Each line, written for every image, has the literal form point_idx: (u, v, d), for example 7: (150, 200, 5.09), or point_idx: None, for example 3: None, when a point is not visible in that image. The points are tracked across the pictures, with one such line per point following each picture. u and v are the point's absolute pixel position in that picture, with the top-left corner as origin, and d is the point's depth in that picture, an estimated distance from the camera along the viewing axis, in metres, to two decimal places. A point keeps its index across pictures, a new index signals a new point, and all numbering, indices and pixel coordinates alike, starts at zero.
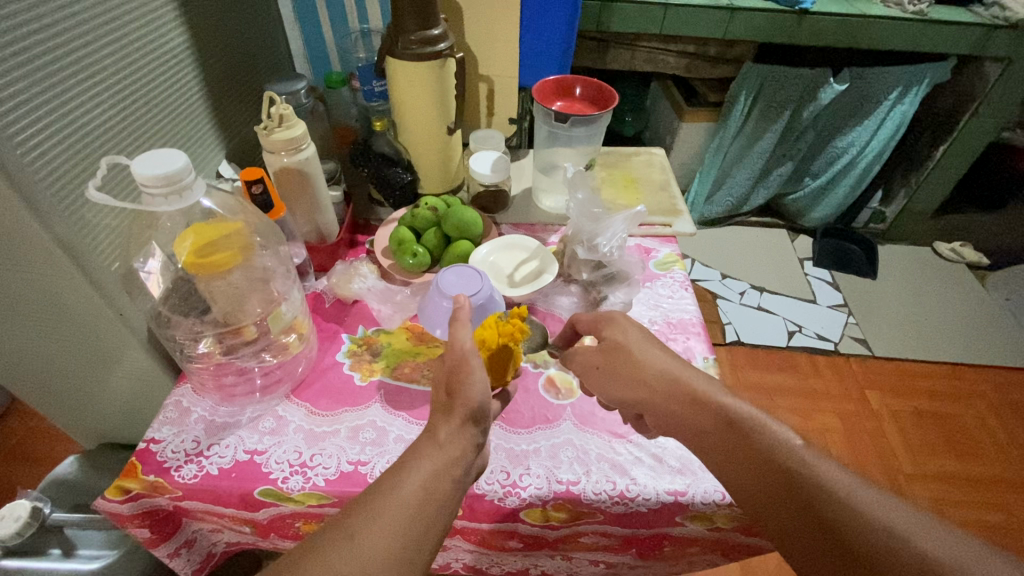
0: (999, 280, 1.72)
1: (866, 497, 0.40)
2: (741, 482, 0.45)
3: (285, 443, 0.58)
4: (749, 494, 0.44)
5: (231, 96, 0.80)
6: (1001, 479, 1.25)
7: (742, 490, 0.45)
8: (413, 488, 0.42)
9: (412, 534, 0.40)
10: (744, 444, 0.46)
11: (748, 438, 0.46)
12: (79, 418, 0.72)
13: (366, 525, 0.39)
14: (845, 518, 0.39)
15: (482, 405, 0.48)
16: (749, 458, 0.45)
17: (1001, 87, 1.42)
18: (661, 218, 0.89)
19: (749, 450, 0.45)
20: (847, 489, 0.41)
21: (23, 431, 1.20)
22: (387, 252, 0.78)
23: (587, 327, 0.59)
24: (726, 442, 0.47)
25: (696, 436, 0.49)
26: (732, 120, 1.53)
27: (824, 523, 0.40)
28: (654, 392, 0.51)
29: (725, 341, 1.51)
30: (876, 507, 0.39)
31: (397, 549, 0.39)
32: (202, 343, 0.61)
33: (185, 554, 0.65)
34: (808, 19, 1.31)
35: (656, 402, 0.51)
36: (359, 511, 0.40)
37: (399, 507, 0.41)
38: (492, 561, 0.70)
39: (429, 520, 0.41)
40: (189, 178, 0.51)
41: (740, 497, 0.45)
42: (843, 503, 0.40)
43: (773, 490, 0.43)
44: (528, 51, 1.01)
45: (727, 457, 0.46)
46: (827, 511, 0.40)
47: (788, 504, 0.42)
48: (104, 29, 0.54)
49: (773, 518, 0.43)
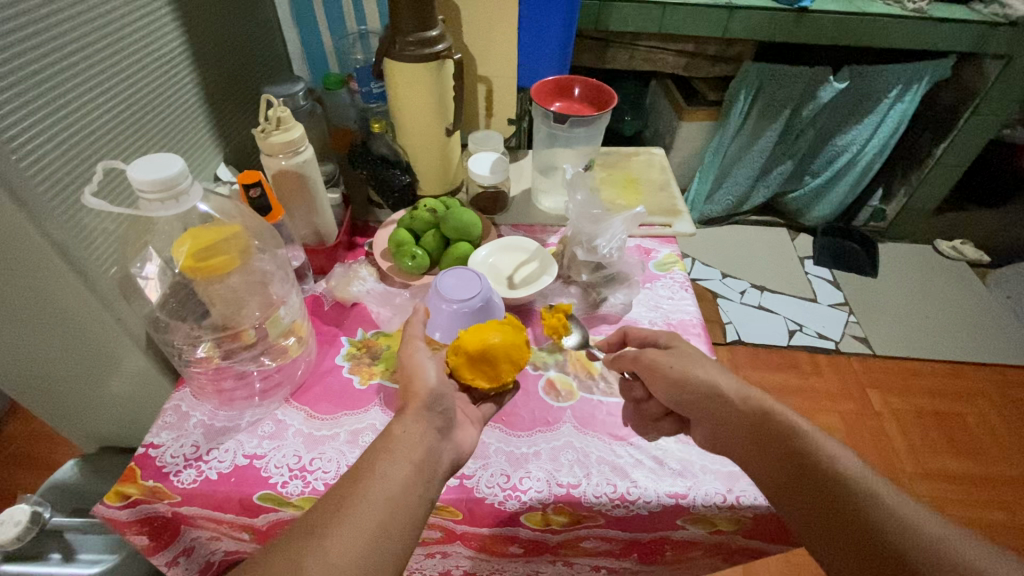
0: (1001, 277, 1.71)
1: (914, 511, 0.39)
2: (782, 486, 0.45)
3: (284, 447, 0.58)
4: (779, 490, 0.45)
5: (229, 98, 0.79)
6: (1004, 479, 1.24)
7: (781, 492, 0.45)
8: (387, 486, 0.42)
9: (377, 532, 0.40)
10: (778, 447, 0.46)
11: (792, 445, 0.46)
12: (78, 424, 0.72)
13: (339, 524, 0.39)
14: (891, 526, 0.39)
15: (440, 393, 0.50)
16: (779, 457, 0.46)
17: (1002, 84, 1.41)
18: (661, 218, 0.89)
19: (793, 457, 0.45)
20: (895, 501, 0.40)
21: (25, 435, 1.20)
22: (386, 254, 0.78)
23: (641, 340, 0.61)
24: (767, 447, 0.47)
25: (735, 436, 0.49)
26: (733, 119, 1.52)
27: (865, 527, 0.40)
28: (705, 393, 0.52)
29: (726, 341, 1.51)
30: (922, 520, 0.39)
31: (359, 547, 0.39)
32: (201, 347, 0.60)
33: (184, 561, 0.65)
34: (807, 16, 1.31)
35: (697, 401, 0.52)
36: (333, 511, 0.40)
37: (373, 505, 0.41)
38: (493, 566, 0.69)
39: (408, 516, 0.42)
40: (185, 183, 0.51)
41: (780, 498, 0.45)
42: (889, 513, 0.40)
43: (802, 487, 0.44)
44: (526, 52, 1.01)
45: (758, 453, 0.47)
46: (870, 517, 0.40)
47: (816, 502, 0.43)
48: (100, 32, 0.54)
49: (810, 520, 0.43)
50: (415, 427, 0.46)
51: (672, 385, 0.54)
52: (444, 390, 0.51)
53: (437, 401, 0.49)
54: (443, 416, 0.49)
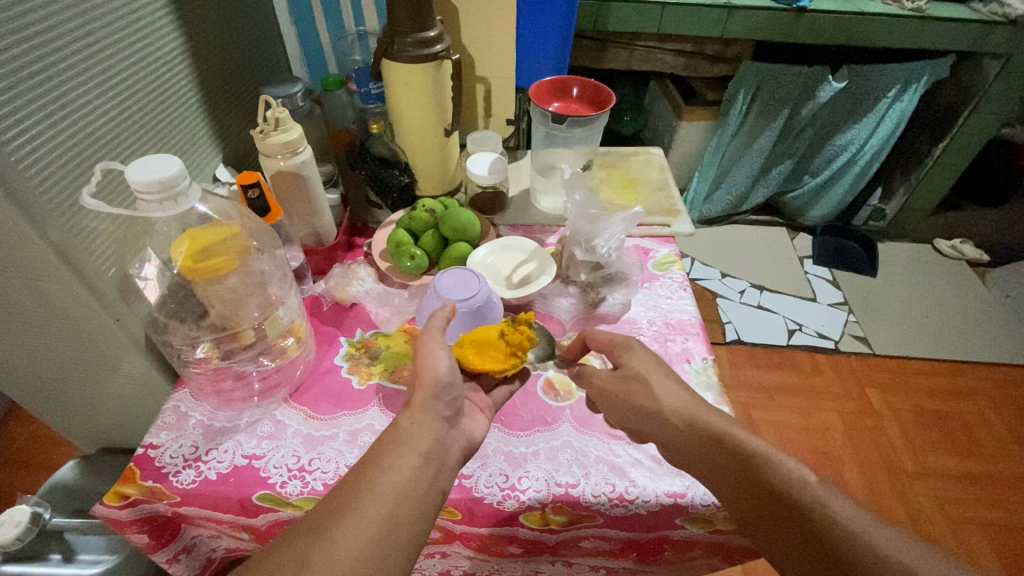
0: (1000, 277, 1.71)
1: (863, 523, 0.39)
2: (746, 513, 0.44)
3: (283, 447, 0.58)
4: (738, 505, 0.45)
5: (228, 99, 0.80)
6: (1001, 477, 1.24)
7: (745, 519, 0.44)
8: (393, 486, 0.42)
9: (379, 532, 0.39)
10: (734, 461, 0.46)
11: (748, 464, 0.45)
12: (77, 425, 0.72)
13: (344, 526, 0.39)
14: (855, 552, 0.38)
15: (451, 384, 0.50)
16: (736, 471, 0.46)
17: (1001, 83, 1.41)
18: (660, 218, 0.89)
19: (752, 483, 0.44)
20: (855, 521, 0.40)
21: (25, 436, 1.20)
22: (385, 255, 0.78)
23: (601, 347, 0.58)
24: (725, 468, 0.46)
25: (693, 462, 0.49)
26: (731, 119, 1.52)
27: (828, 554, 0.39)
28: (660, 422, 0.51)
29: (725, 341, 1.51)
30: (885, 541, 0.38)
31: (363, 546, 0.38)
32: (200, 347, 0.60)
33: (185, 559, 0.65)
34: (805, 16, 1.31)
35: (652, 428, 0.52)
36: (340, 510, 0.40)
37: (379, 504, 0.41)
38: (493, 566, 0.69)
39: (412, 514, 0.41)
40: (183, 184, 0.51)
41: (746, 525, 0.44)
42: (852, 537, 0.39)
43: (760, 501, 0.44)
44: (525, 51, 1.01)
45: (714, 471, 0.47)
46: (833, 543, 0.39)
47: (776, 516, 0.42)
48: (99, 33, 0.54)
49: (776, 547, 0.42)
50: (413, 425, 0.46)
51: (634, 409, 0.53)
52: (457, 383, 0.50)
53: (445, 394, 0.49)
54: (450, 411, 0.49)
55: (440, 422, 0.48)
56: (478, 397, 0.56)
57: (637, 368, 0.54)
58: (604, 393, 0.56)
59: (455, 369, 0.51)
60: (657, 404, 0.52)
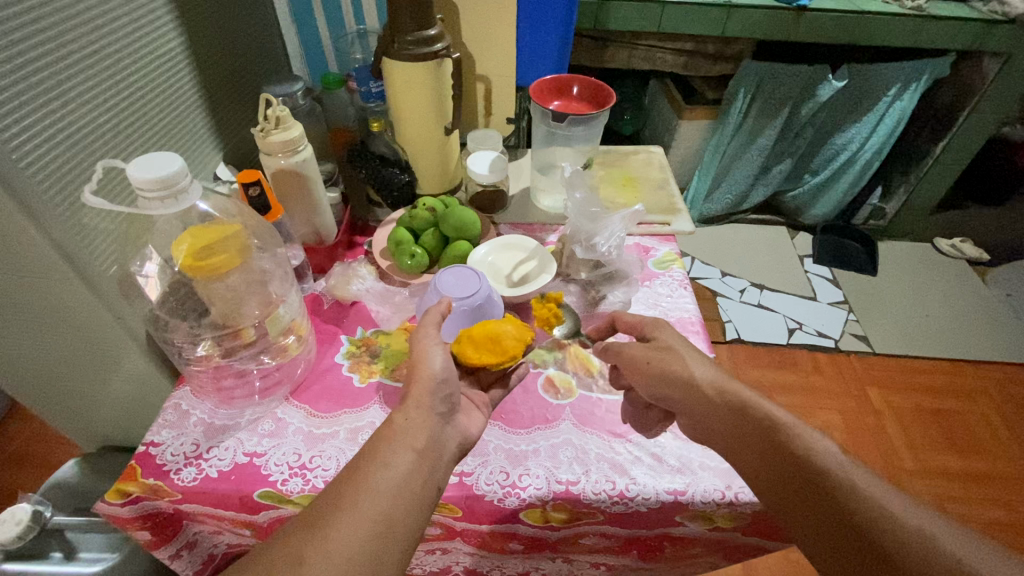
0: (1000, 276, 1.71)
1: (899, 506, 0.39)
2: (769, 482, 0.45)
3: (284, 445, 0.58)
4: (771, 486, 0.44)
5: (228, 97, 0.80)
6: (1002, 475, 1.24)
7: (767, 489, 0.45)
8: (389, 483, 0.42)
9: (377, 528, 0.40)
10: (767, 443, 0.46)
11: (780, 444, 0.45)
12: (77, 424, 0.72)
13: (343, 522, 0.39)
14: (878, 523, 0.38)
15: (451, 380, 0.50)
16: (768, 452, 0.45)
17: (1001, 82, 1.41)
18: (660, 217, 0.89)
19: (778, 453, 0.45)
20: (889, 503, 0.39)
21: (26, 436, 1.20)
22: (386, 253, 0.78)
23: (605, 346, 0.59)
24: (757, 449, 0.46)
25: (721, 432, 0.49)
26: (732, 117, 1.52)
27: (851, 525, 0.39)
28: (693, 394, 0.52)
29: (725, 339, 1.51)
30: (913, 516, 0.38)
31: (361, 542, 0.39)
32: (201, 345, 0.60)
33: (186, 555, 0.65)
34: (806, 15, 1.31)
35: (685, 397, 0.52)
36: (337, 507, 0.40)
37: (375, 502, 0.41)
38: (493, 563, 0.69)
39: (409, 510, 0.41)
40: (184, 182, 0.51)
41: (766, 494, 0.45)
42: (880, 511, 0.39)
43: (793, 482, 0.43)
44: (525, 50, 1.01)
45: (749, 451, 0.47)
46: (856, 514, 0.39)
47: (808, 499, 0.42)
48: (100, 31, 0.54)
49: (796, 517, 0.43)
50: (413, 422, 0.46)
51: (659, 382, 0.54)
52: (452, 378, 0.51)
53: (440, 391, 0.49)
54: (445, 406, 0.49)
55: (436, 417, 0.48)
56: (477, 395, 0.57)
57: (668, 342, 0.56)
58: (634, 363, 0.57)
59: (450, 365, 0.52)
60: (663, 384, 0.54)
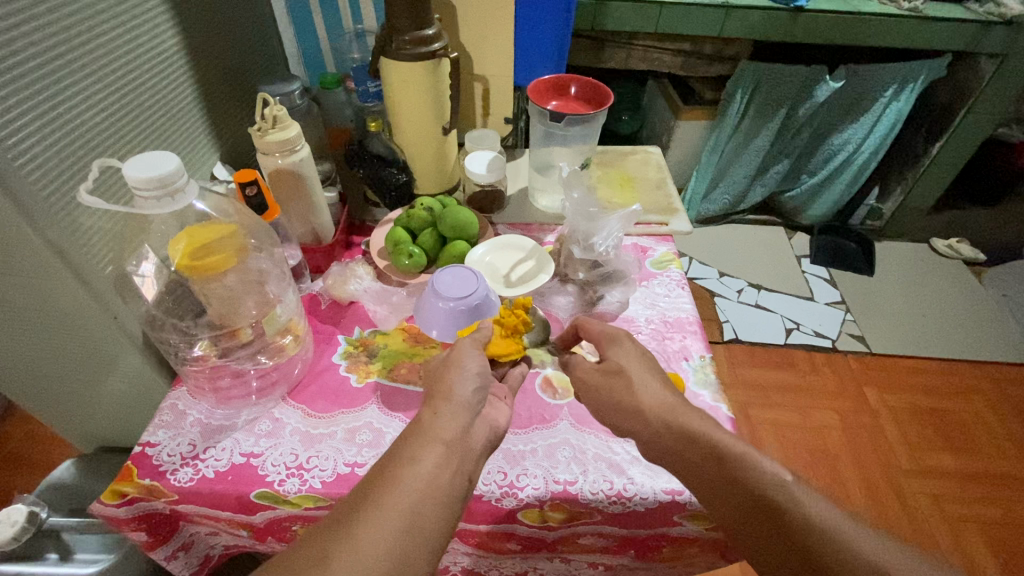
0: (997, 276, 1.72)
1: (850, 532, 0.39)
2: (729, 519, 0.43)
3: (281, 445, 0.58)
4: (726, 517, 0.44)
5: (226, 97, 0.80)
6: (999, 475, 1.25)
7: (723, 521, 0.44)
8: (418, 478, 0.42)
9: (406, 526, 0.39)
10: (720, 471, 0.44)
11: (732, 474, 0.44)
12: (73, 425, 0.71)
13: (370, 520, 0.39)
14: (835, 558, 0.38)
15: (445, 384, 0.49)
16: (723, 485, 0.44)
17: (996, 83, 1.42)
18: (658, 217, 0.89)
19: (733, 485, 0.43)
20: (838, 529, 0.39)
21: (21, 436, 1.20)
22: (383, 253, 0.78)
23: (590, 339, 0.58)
24: (710, 478, 0.45)
25: (678, 460, 0.47)
26: (730, 118, 1.52)
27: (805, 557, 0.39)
28: (655, 413, 0.50)
29: (723, 339, 1.51)
30: (872, 547, 0.38)
31: (392, 542, 0.38)
32: (197, 345, 0.60)
33: (183, 556, 0.65)
34: (803, 16, 1.31)
35: (635, 423, 0.50)
36: (360, 505, 0.40)
37: (400, 499, 0.40)
38: (491, 563, 0.69)
39: (424, 512, 0.40)
40: (181, 182, 0.51)
41: (724, 524, 0.44)
42: (832, 543, 0.39)
43: (749, 513, 0.42)
44: (522, 51, 1.01)
45: (700, 481, 0.45)
46: (811, 549, 0.39)
47: (766, 535, 0.41)
48: (97, 30, 0.54)
49: (753, 547, 0.42)
50: (409, 423, 0.46)
51: (610, 404, 0.52)
52: (487, 374, 0.51)
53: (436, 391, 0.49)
54: (475, 399, 0.49)
55: (464, 411, 0.47)
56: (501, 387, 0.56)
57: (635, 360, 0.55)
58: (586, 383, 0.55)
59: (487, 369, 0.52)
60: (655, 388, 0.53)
